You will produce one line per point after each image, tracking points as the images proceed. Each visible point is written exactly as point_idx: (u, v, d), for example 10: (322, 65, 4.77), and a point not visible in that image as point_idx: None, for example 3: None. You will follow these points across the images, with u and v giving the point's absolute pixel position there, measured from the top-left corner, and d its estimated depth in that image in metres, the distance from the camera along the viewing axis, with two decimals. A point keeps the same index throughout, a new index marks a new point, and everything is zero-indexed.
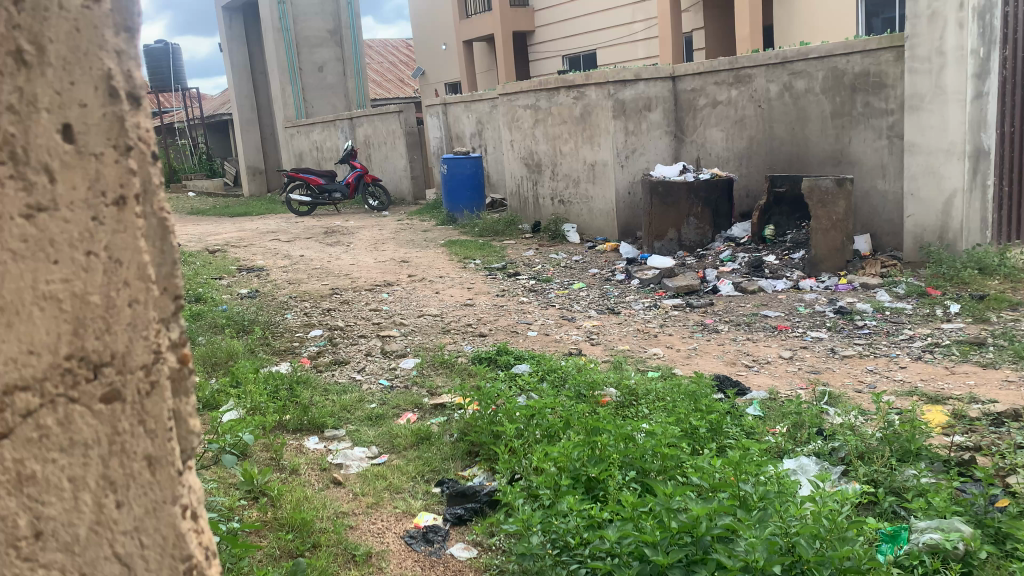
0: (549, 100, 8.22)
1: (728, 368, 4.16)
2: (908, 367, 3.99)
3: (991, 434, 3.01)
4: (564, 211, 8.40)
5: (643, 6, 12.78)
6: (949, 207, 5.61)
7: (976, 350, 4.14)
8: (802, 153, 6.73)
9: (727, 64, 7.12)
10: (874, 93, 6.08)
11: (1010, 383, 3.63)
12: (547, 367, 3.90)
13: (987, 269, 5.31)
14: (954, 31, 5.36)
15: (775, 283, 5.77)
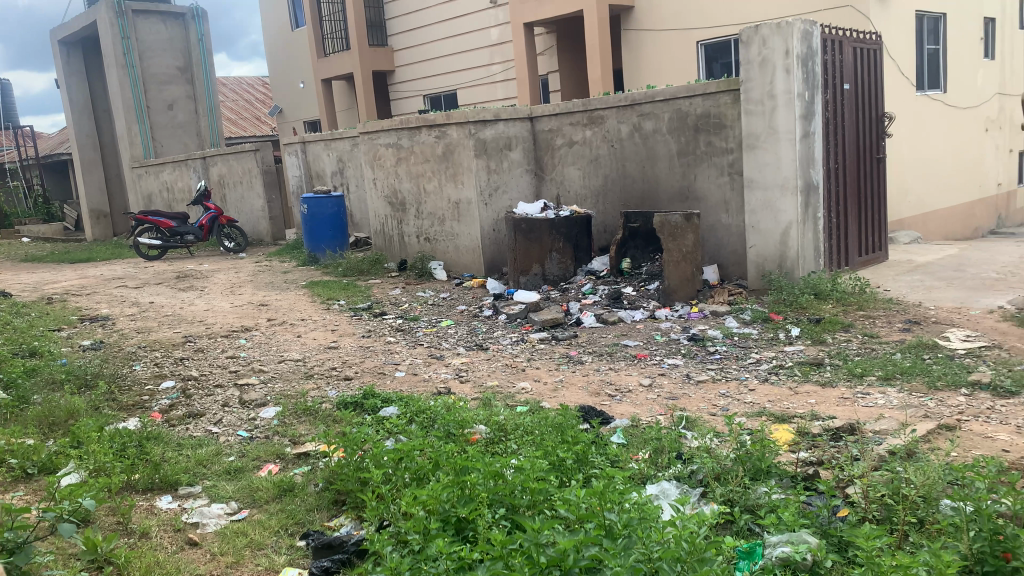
0: (410, 138, 8.25)
1: (593, 399, 4.24)
2: (757, 389, 4.23)
3: (832, 448, 3.24)
4: (429, 249, 8.40)
5: (500, 48, 13.16)
6: (785, 238, 6.04)
7: (815, 369, 4.46)
8: (653, 189, 7.07)
9: (580, 105, 7.43)
10: (715, 133, 6.49)
11: (846, 400, 3.92)
12: (415, 409, 3.83)
13: (821, 294, 5.75)
14: (782, 76, 5.84)
15: (633, 314, 6.00)
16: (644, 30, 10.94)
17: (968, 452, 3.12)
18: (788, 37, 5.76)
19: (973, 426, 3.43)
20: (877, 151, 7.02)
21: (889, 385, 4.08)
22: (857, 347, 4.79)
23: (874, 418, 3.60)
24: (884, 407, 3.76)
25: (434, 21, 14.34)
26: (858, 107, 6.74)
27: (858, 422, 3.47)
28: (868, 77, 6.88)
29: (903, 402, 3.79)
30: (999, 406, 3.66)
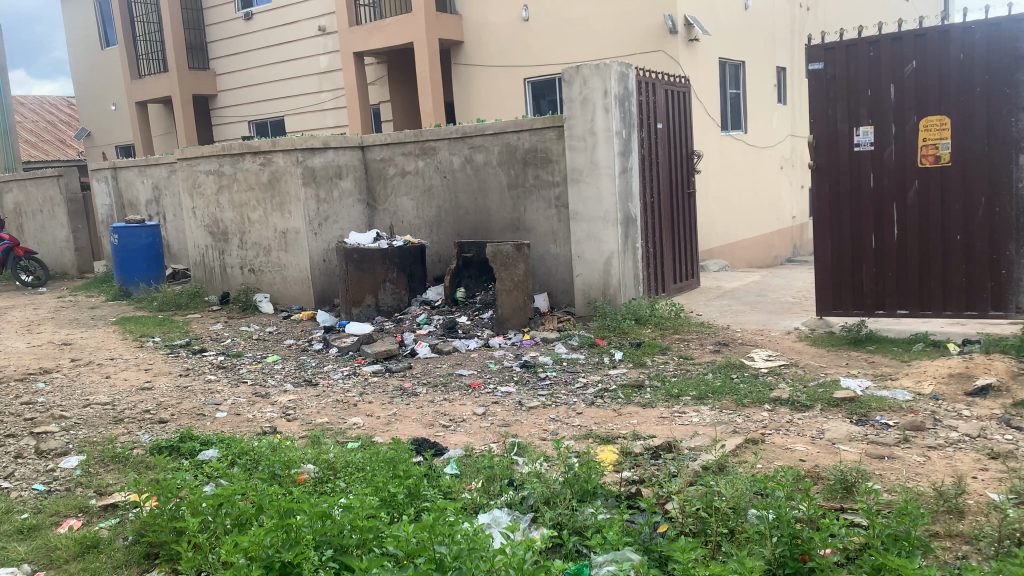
0: (233, 166, 7.92)
1: (426, 430, 4.22)
2: (584, 412, 4.38)
3: (652, 467, 3.40)
4: (255, 281, 8.07)
5: (330, 76, 12.99)
6: (608, 267, 6.34)
7: (636, 391, 4.68)
8: (484, 220, 7.20)
9: (411, 136, 7.46)
10: (542, 167, 6.73)
11: (665, 419, 4.14)
12: (237, 450, 3.64)
13: (642, 319, 6.08)
14: (602, 115, 6.16)
15: (467, 343, 6.05)
16: (474, 64, 11.19)
17: (770, 463, 3.40)
18: (606, 79, 6.10)
19: (774, 438, 3.74)
20: (687, 186, 7.57)
21: (702, 404, 4.36)
22: (674, 368, 5.09)
23: (690, 435, 3.83)
24: (698, 424, 4.01)
25: (259, 46, 13.92)
26: (670, 146, 7.24)
27: (675, 440, 3.68)
28: (678, 117, 7.42)
29: (715, 419, 4.07)
30: (797, 419, 4.01)
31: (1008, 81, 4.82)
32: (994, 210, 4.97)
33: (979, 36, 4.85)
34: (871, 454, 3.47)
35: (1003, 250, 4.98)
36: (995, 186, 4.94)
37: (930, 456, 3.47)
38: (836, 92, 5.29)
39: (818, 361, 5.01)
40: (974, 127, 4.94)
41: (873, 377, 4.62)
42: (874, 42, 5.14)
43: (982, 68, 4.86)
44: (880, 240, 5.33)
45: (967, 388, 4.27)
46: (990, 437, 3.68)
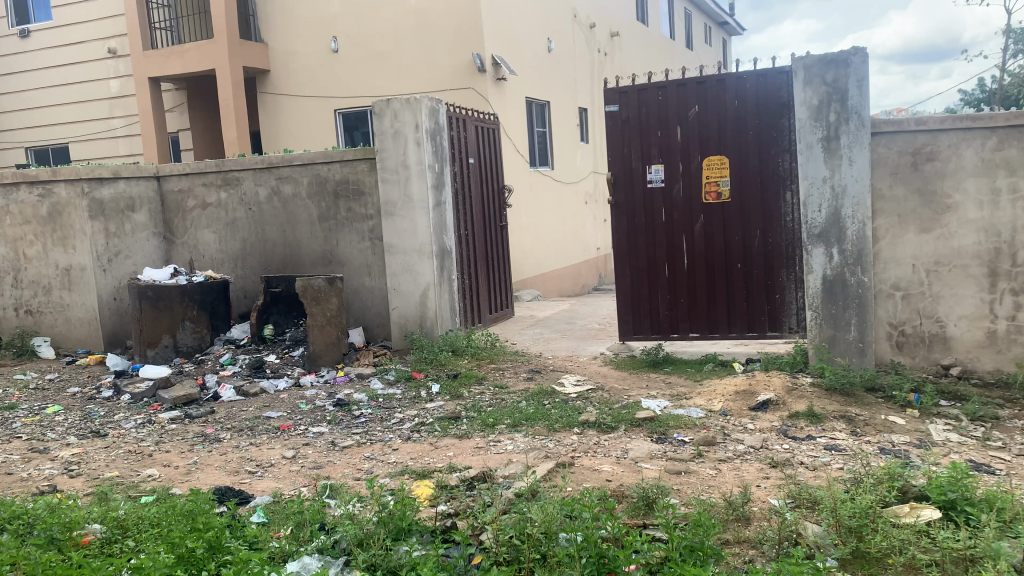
0: (5, 196, 7.15)
1: (231, 478, 3.98)
2: (399, 448, 4.32)
3: (467, 498, 3.41)
4: (32, 323, 7.28)
5: (122, 102, 12.13)
6: (424, 299, 6.34)
7: (453, 423, 4.69)
8: (294, 253, 6.97)
9: (213, 166, 7.10)
10: (354, 200, 6.64)
11: (481, 449, 4.18)
12: (7, 515, 3.23)
13: (458, 350, 6.12)
14: (414, 148, 6.20)
15: (277, 382, 5.79)
16: (282, 93, 10.89)
17: (580, 485, 3.52)
18: (417, 112, 6.16)
19: (583, 461, 3.88)
20: (500, 220, 7.78)
21: (515, 432, 4.44)
22: (489, 398, 5.16)
23: (503, 464, 3.88)
24: (511, 452, 4.08)
25: (38, 67, 12.73)
26: (481, 180, 7.41)
27: (490, 470, 3.71)
28: (488, 152, 7.59)
29: (527, 446, 4.16)
30: (603, 441, 4.20)
31: (775, 126, 5.37)
32: (768, 241, 5.49)
33: (749, 85, 5.38)
34: (670, 470, 3.70)
35: (776, 277, 5.50)
36: (768, 220, 5.47)
37: (721, 468, 3.75)
38: (631, 132, 5.68)
39: (622, 384, 5.28)
40: (748, 166, 5.46)
41: (671, 398, 4.93)
42: (662, 87, 5.57)
43: (753, 113, 5.40)
44: (673, 269, 5.74)
45: (751, 403, 4.67)
46: (771, 447, 4.05)
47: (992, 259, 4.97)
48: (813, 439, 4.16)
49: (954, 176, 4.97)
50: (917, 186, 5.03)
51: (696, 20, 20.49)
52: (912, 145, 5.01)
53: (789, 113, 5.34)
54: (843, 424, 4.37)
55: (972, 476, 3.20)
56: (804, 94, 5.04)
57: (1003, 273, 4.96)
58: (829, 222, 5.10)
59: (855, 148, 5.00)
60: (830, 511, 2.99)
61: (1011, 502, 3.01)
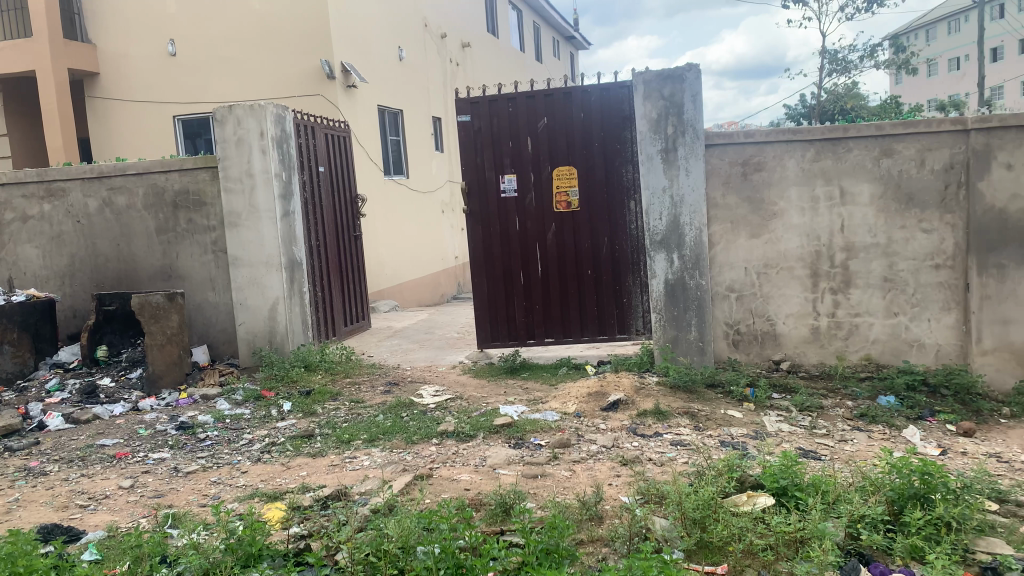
0: None
1: (59, 514, 3.66)
2: (249, 470, 4.14)
3: (322, 518, 3.31)
4: None
5: None
6: (273, 313, 6.11)
7: (306, 441, 4.55)
8: (130, 268, 6.53)
9: (34, 176, 6.54)
10: (195, 211, 6.31)
11: (336, 466, 4.07)
12: None
13: (311, 366, 5.94)
14: (259, 156, 5.98)
15: (112, 408, 5.39)
16: (114, 98, 10.21)
17: (437, 496, 3.50)
18: (262, 120, 5.94)
19: (441, 471, 3.86)
20: (353, 229, 7.67)
21: (372, 446, 4.36)
22: (345, 413, 5.04)
23: (359, 480, 3.80)
24: (368, 468, 4.00)
25: None
26: (333, 189, 7.25)
27: (345, 487, 3.63)
28: (338, 161, 7.43)
29: (384, 460, 4.10)
30: (461, 450, 4.20)
31: (618, 138, 5.60)
32: (615, 247, 5.71)
33: (594, 99, 5.58)
34: (526, 475, 3.75)
35: (623, 282, 5.73)
36: (614, 227, 5.69)
37: (575, 469, 3.85)
38: (483, 143, 5.73)
39: (479, 392, 5.30)
40: (595, 176, 5.65)
41: (527, 403, 5.01)
42: (511, 98, 5.66)
43: (598, 125, 5.60)
44: (528, 276, 5.85)
45: (602, 404, 4.83)
46: (622, 445, 4.20)
47: (814, 261, 5.40)
48: (660, 436, 4.35)
49: (779, 185, 5.36)
50: (747, 194, 5.40)
51: (544, 34, 21.03)
52: (742, 156, 5.36)
53: (630, 125, 5.58)
54: (687, 420, 4.61)
55: (800, 462, 3.46)
56: (644, 107, 5.28)
57: (824, 274, 5.40)
58: (670, 229, 5.36)
59: (691, 159, 5.29)
60: (676, 504, 3.13)
61: (834, 484, 3.27)
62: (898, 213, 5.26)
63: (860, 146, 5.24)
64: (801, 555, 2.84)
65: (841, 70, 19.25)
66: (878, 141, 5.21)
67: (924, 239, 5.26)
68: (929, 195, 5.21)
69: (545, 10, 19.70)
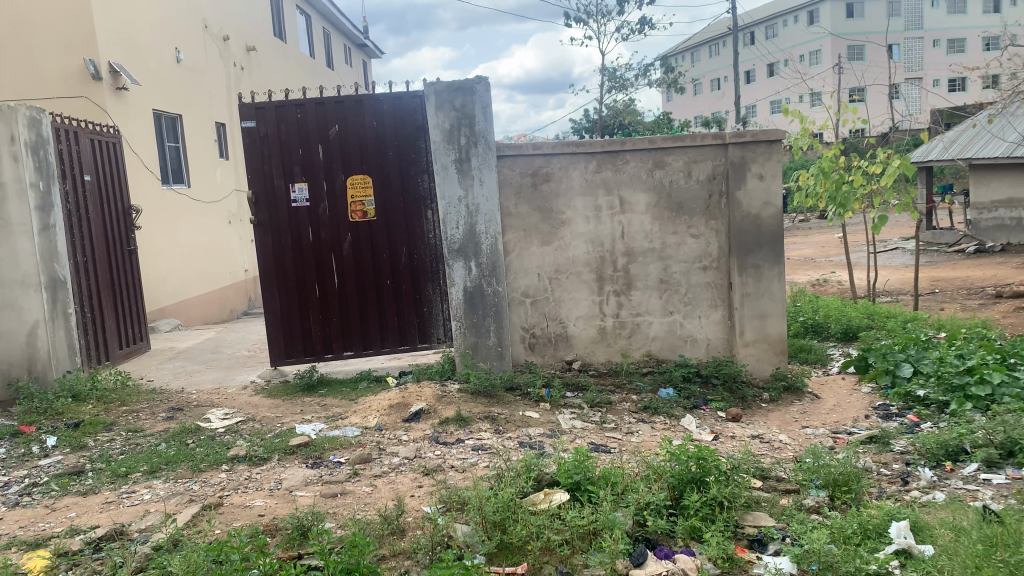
0: None
1: None
2: (5, 517, 3.65)
3: (94, 563, 2.99)
4: None
5: None
6: (33, 338, 5.47)
7: (75, 479, 4.10)
8: None
9: None
10: None
11: (112, 504, 3.71)
12: None
13: (80, 395, 5.38)
14: (9, 163, 5.34)
15: None
16: None
17: (227, 526, 3.28)
18: (12, 124, 5.32)
19: (233, 499, 3.64)
20: (127, 243, 7.08)
21: (154, 478, 4.02)
22: (121, 444, 4.61)
23: (138, 517, 3.48)
24: (148, 502, 3.68)
25: None
26: (102, 200, 6.65)
27: (121, 525, 3.31)
28: (107, 169, 6.81)
29: (168, 492, 3.79)
30: (255, 474, 3.99)
31: (412, 147, 5.60)
32: (413, 257, 5.70)
33: (386, 107, 5.54)
34: (325, 494, 3.63)
35: (423, 291, 5.73)
36: (412, 237, 5.67)
37: (376, 484, 3.78)
38: (270, 150, 5.50)
39: (274, 412, 5.06)
40: (390, 186, 5.61)
41: (325, 420, 4.85)
42: (300, 104, 5.48)
43: (391, 134, 5.56)
44: (323, 288, 5.68)
45: (404, 415, 4.79)
46: (423, 455, 4.19)
47: (599, 266, 5.72)
48: (461, 442, 4.39)
49: (565, 195, 5.63)
50: (537, 204, 5.62)
51: (334, 41, 20.62)
52: (531, 168, 5.58)
53: (423, 134, 5.60)
54: (487, 425, 4.69)
55: (591, 456, 3.63)
56: (436, 117, 5.33)
57: (608, 278, 5.73)
58: (466, 237, 5.43)
59: (484, 169, 5.40)
60: (477, 509, 3.17)
61: (622, 476, 3.46)
62: (670, 220, 5.70)
63: (635, 159, 5.62)
64: (595, 546, 2.98)
65: (619, 87, 20.64)
66: (651, 154, 5.62)
67: (694, 244, 5.74)
68: (697, 204, 5.69)
69: (335, 17, 19.33)
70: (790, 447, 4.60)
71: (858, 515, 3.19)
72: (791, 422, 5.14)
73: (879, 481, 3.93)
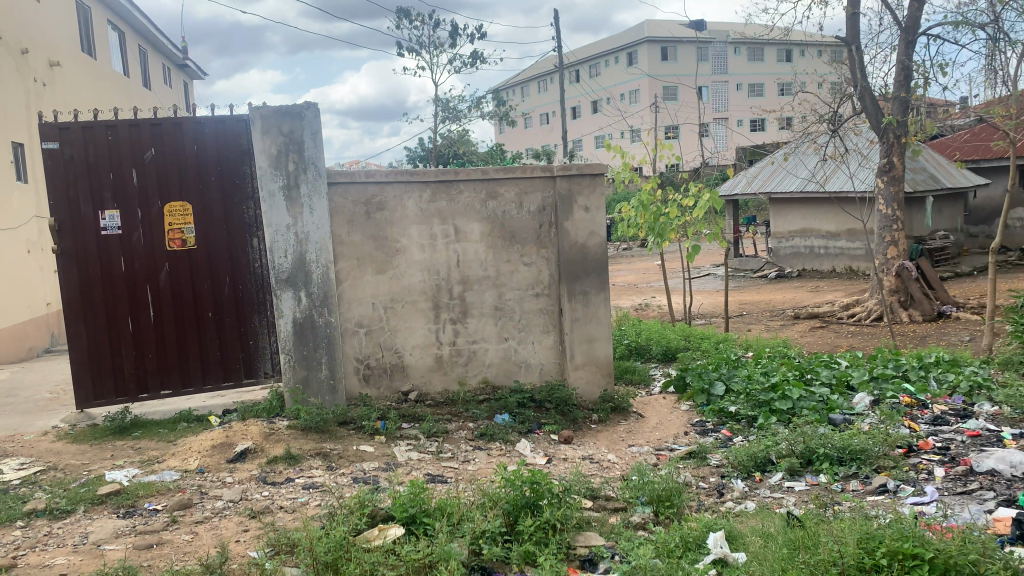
0: None
1: None
2: None
3: None
4: None
5: None
6: None
7: None
8: None
9: None
10: None
11: None
12: None
13: None
14: None
15: None
16: None
17: None
18: None
19: (28, 559, 3.27)
20: None
21: None
22: None
23: None
24: None
25: None
26: None
27: None
28: None
29: None
30: (57, 529, 3.61)
31: (237, 173, 5.36)
32: (238, 288, 5.43)
33: (208, 131, 5.29)
34: (138, 546, 3.35)
35: (248, 324, 5.47)
36: (236, 267, 5.41)
37: (196, 531, 3.54)
38: (76, 174, 5.09)
39: (79, 459, 4.62)
40: (212, 213, 5.33)
41: (139, 465, 4.49)
42: (111, 126, 5.12)
43: (213, 159, 5.30)
44: (137, 322, 5.29)
45: (228, 455, 4.53)
46: (251, 497, 3.98)
47: (434, 294, 5.72)
48: (291, 481, 4.22)
49: (399, 224, 5.62)
50: (370, 232, 5.56)
51: (151, 60, 19.47)
52: (364, 196, 5.52)
53: (249, 160, 5.38)
54: (319, 461, 4.54)
55: (426, 488, 3.59)
56: (263, 143, 5.14)
57: (444, 306, 5.75)
58: (295, 267, 5.25)
59: (314, 197, 5.28)
60: (307, 551, 3.04)
61: (457, 505, 3.45)
62: (504, 248, 5.82)
63: (469, 189, 5.71)
64: None
65: (451, 118, 20.90)
66: (484, 184, 5.73)
67: (526, 272, 5.88)
68: (528, 233, 5.85)
69: (152, 34, 18.27)
70: (617, 465, 4.80)
71: (679, 528, 3.38)
72: (619, 441, 5.36)
73: (698, 495, 4.18)
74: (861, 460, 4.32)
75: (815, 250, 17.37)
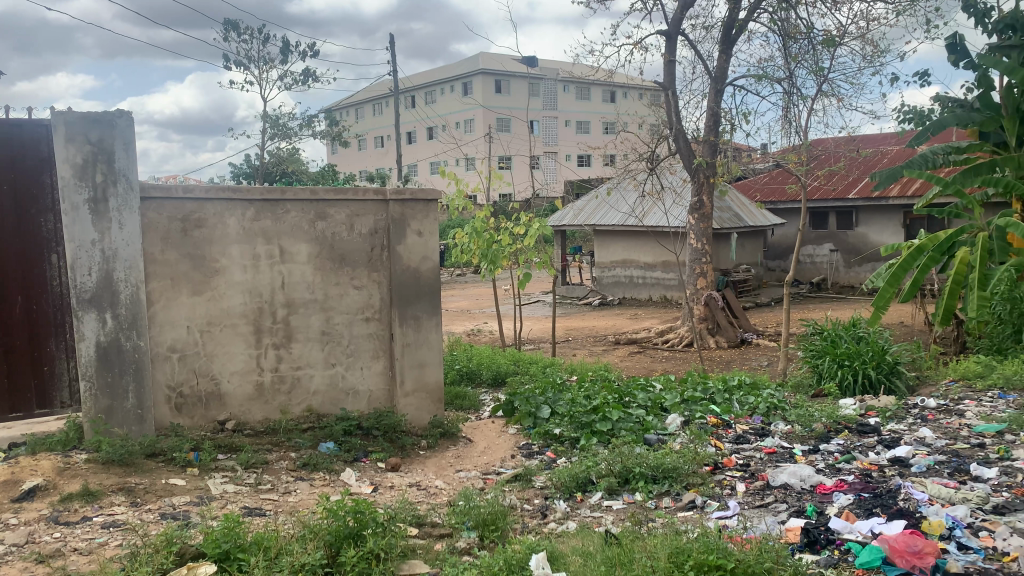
0: None
1: None
2: None
3: None
4: None
5: None
6: None
7: None
8: None
9: None
10: None
11: None
12: None
13: None
14: None
15: None
16: None
17: None
18: None
19: None
20: None
21: None
22: None
23: None
24: None
25: None
26: None
27: None
28: None
29: None
30: None
31: (35, 182, 4.88)
32: (31, 308, 4.90)
33: (1, 135, 4.80)
34: None
35: (43, 348, 4.94)
36: (30, 285, 4.89)
37: None
38: None
39: None
40: (3, 226, 4.81)
41: None
42: None
43: (6, 166, 4.80)
44: None
45: (13, 494, 4.06)
46: (39, 540, 3.59)
47: (256, 317, 5.48)
48: (89, 520, 3.86)
49: (220, 242, 5.35)
50: (187, 251, 5.25)
51: None
52: (181, 212, 5.22)
53: (49, 169, 4.92)
54: (122, 497, 4.19)
55: (243, 522, 3.40)
56: (66, 151, 4.74)
57: (266, 330, 5.51)
58: (101, 286, 4.85)
59: (124, 211, 4.93)
60: None
61: (275, 539, 3.31)
62: (333, 271, 5.69)
63: (297, 209, 5.54)
64: None
65: (281, 135, 20.26)
66: (313, 205, 5.59)
67: (356, 295, 5.77)
68: (358, 256, 5.75)
69: None
70: (444, 491, 4.80)
71: (504, 551, 3.40)
72: (446, 467, 5.36)
73: (522, 517, 4.26)
74: (672, 478, 4.59)
75: (634, 280, 18.38)
